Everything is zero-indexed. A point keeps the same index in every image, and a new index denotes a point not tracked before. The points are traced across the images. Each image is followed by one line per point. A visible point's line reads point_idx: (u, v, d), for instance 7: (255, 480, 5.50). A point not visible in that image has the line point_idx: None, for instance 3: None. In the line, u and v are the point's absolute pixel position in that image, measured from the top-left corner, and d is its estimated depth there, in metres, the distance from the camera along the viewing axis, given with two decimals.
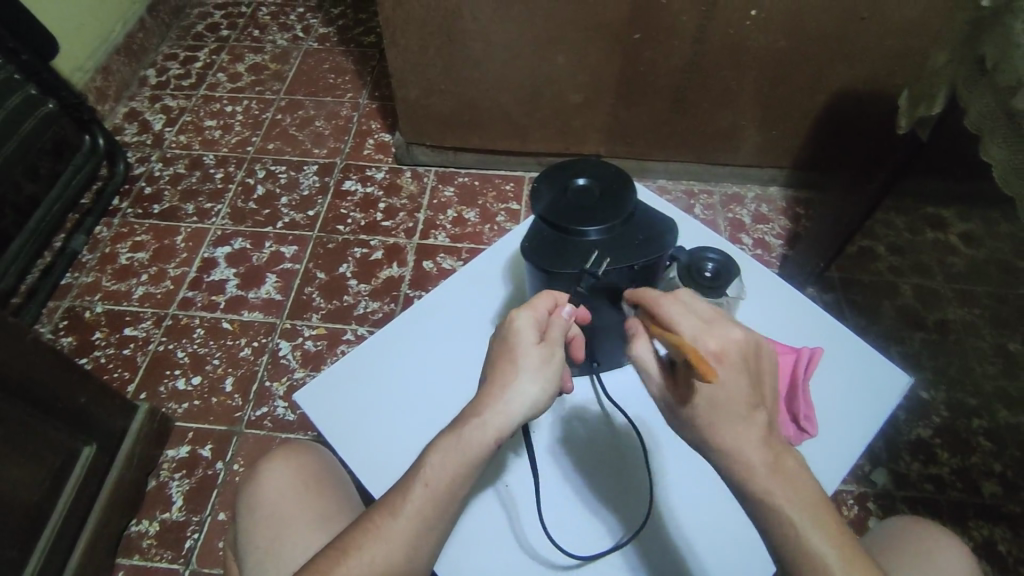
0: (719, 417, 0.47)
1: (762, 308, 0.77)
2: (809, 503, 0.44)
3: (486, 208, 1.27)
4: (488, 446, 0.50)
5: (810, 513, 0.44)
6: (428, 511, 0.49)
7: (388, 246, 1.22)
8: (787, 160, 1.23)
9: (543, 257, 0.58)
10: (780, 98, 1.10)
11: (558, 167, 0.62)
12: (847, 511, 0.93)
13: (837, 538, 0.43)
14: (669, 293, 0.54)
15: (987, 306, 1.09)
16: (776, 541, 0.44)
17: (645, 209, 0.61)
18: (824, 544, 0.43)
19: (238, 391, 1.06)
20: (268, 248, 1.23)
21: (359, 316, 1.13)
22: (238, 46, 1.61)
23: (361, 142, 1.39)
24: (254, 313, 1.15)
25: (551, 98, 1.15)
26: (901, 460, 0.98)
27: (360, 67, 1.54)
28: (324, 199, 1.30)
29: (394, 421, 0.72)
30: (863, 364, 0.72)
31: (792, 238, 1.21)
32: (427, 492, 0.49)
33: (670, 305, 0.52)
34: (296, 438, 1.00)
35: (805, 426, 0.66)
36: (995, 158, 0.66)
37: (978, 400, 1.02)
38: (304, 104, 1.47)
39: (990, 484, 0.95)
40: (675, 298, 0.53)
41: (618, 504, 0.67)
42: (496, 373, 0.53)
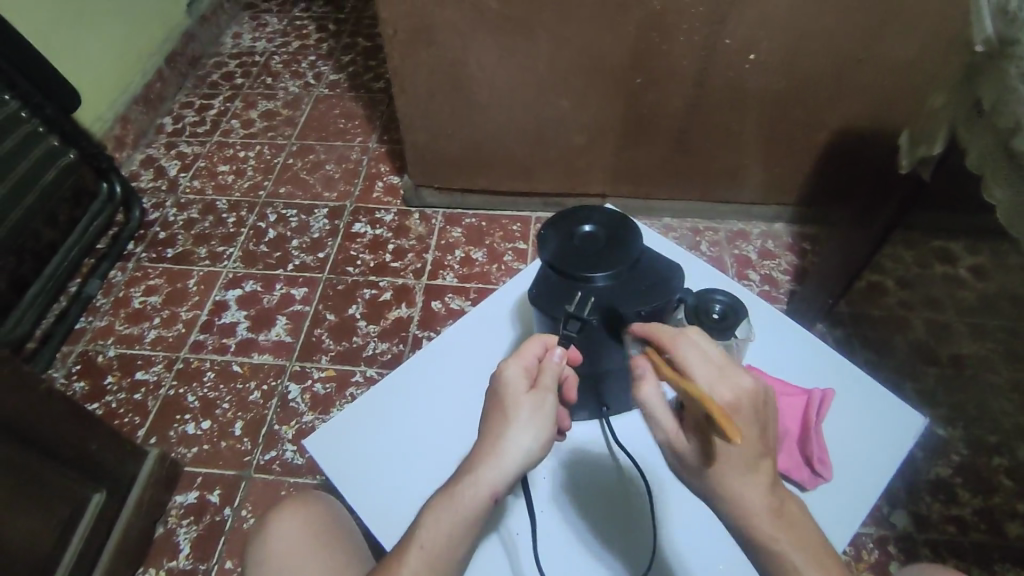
0: (728, 467, 0.46)
1: (773, 350, 0.76)
2: (814, 551, 0.45)
3: (493, 248, 1.28)
4: (483, 503, 0.51)
5: (816, 564, 0.44)
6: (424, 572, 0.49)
7: (397, 287, 1.24)
8: (791, 197, 1.24)
9: (549, 303, 0.58)
10: (781, 137, 1.12)
11: (565, 214, 0.63)
12: (867, 555, 0.91)
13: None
14: (684, 333, 0.51)
15: (1000, 341, 1.10)
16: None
17: (652, 255, 0.61)
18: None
19: (248, 435, 1.06)
20: (279, 291, 1.25)
21: (369, 357, 1.14)
22: (252, 93, 1.66)
23: (371, 185, 1.42)
24: (264, 356, 1.15)
25: (556, 141, 1.18)
26: (921, 501, 0.95)
27: (370, 111, 1.58)
28: (334, 241, 1.32)
29: (401, 468, 0.71)
30: (876, 403, 0.71)
31: (799, 273, 1.22)
32: (422, 555, 0.50)
33: (686, 350, 0.50)
34: (304, 483, 1.00)
35: (819, 469, 0.66)
36: (1000, 200, 0.66)
37: (997, 437, 1.01)
38: (315, 148, 1.51)
39: (1014, 525, 0.92)
40: (688, 341, 0.50)
41: (625, 549, 0.65)
42: (488, 426, 0.53)
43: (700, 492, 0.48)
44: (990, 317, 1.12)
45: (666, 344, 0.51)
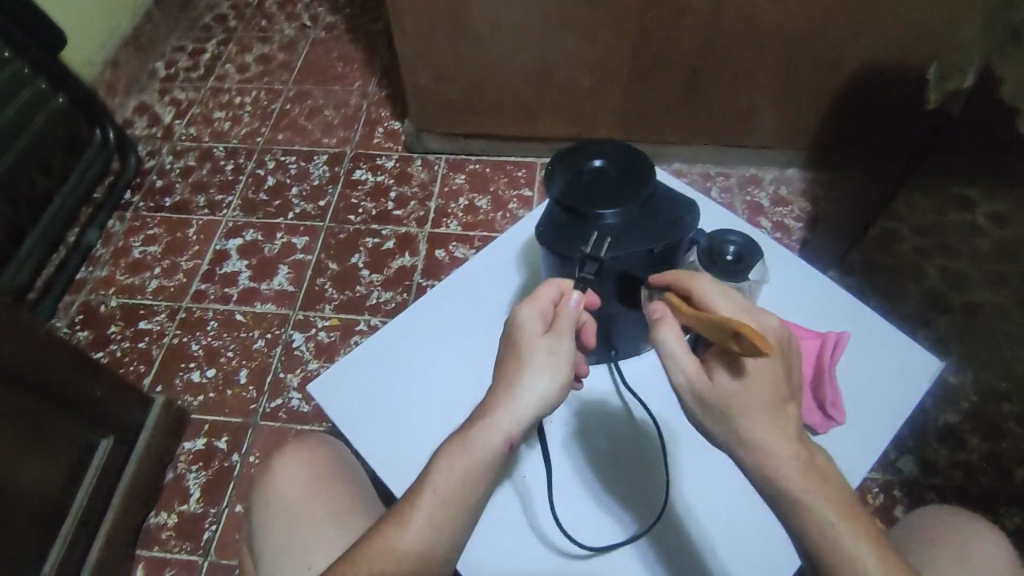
0: (753, 408, 0.43)
1: (786, 292, 0.74)
2: (845, 504, 0.41)
3: (498, 195, 1.25)
4: (499, 448, 0.48)
5: (848, 517, 0.41)
6: (436, 518, 0.46)
7: (400, 235, 1.21)
8: (807, 141, 1.19)
9: (558, 240, 0.56)
10: (799, 77, 1.06)
11: (574, 149, 0.60)
12: (873, 499, 0.91)
13: (877, 543, 0.40)
14: (701, 276, 0.51)
15: (1018, 288, 1.07)
16: (810, 542, 0.41)
17: (665, 191, 0.59)
18: (864, 548, 0.40)
19: (253, 383, 1.06)
20: (280, 239, 1.23)
21: (372, 306, 1.12)
22: (246, 36, 1.60)
23: (371, 132, 1.38)
24: (267, 305, 1.14)
25: (563, 82, 1.13)
26: (928, 447, 0.95)
27: (369, 54, 1.52)
28: (334, 189, 1.29)
29: (408, 412, 0.70)
30: (891, 346, 0.70)
31: (813, 220, 1.18)
32: (435, 500, 0.47)
33: (707, 289, 0.49)
34: (311, 430, 1.00)
35: (832, 413, 0.64)
36: None
37: (1009, 384, 0.99)
38: (313, 93, 1.46)
39: (1022, 471, 0.92)
40: (707, 283, 0.49)
41: (637, 494, 0.65)
42: (502, 372, 0.51)
43: (720, 440, 0.45)
44: (1009, 264, 1.09)
45: (684, 286, 0.51)
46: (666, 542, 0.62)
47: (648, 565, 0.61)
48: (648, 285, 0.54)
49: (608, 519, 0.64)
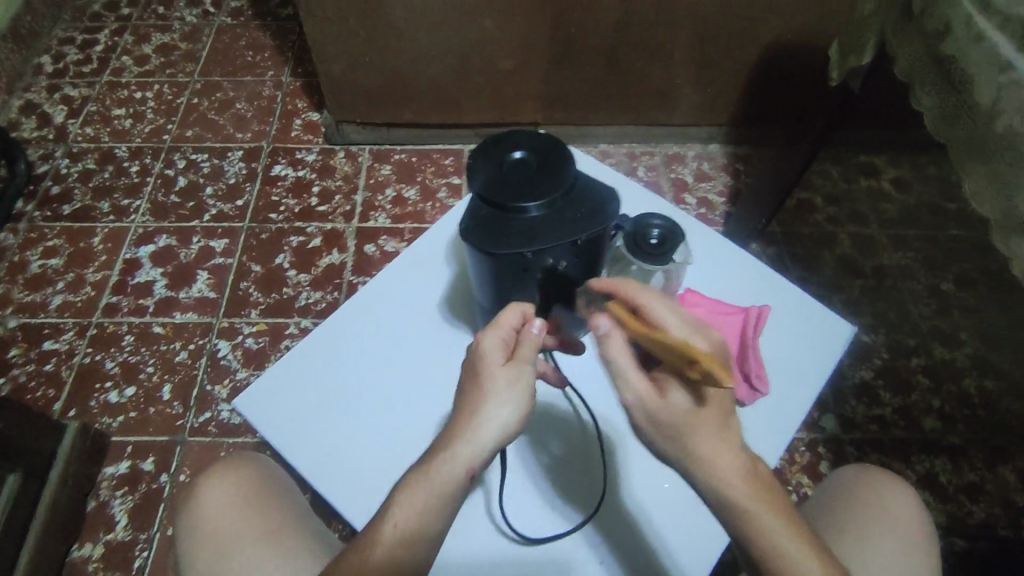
0: (699, 422, 0.43)
1: (709, 272, 0.76)
2: (792, 518, 0.41)
3: (426, 185, 1.22)
4: (462, 480, 0.44)
5: (794, 530, 0.40)
6: (397, 555, 0.43)
7: (326, 231, 1.17)
8: (724, 118, 1.22)
9: (483, 237, 0.54)
10: (713, 55, 1.09)
11: (492, 141, 0.57)
12: (800, 458, 0.97)
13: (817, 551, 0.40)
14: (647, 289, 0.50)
15: (918, 250, 1.15)
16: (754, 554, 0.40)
17: (586, 179, 0.57)
18: (807, 557, 0.40)
19: (177, 398, 1.00)
20: (196, 244, 1.16)
21: (302, 307, 1.08)
22: (143, 25, 1.48)
23: (287, 124, 1.31)
24: (187, 315, 1.08)
25: (483, 65, 1.11)
26: (847, 404, 1.01)
27: (280, 42, 1.44)
28: (253, 186, 1.23)
29: (344, 421, 0.68)
30: (807, 314, 0.73)
31: (735, 194, 1.22)
32: (394, 535, 0.43)
33: (654, 304, 0.48)
34: (243, 442, 0.95)
35: (756, 383, 0.67)
36: (927, 107, 0.64)
37: (915, 339, 1.07)
38: (222, 85, 1.37)
39: (929, 419, 0.99)
40: (652, 294, 0.48)
41: (583, 481, 0.66)
42: (463, 399, 0.48)
43: (667, 452, 0.44)
44: (910, 228, 1.17)
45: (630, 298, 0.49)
46: (611, 526, 0.63)
47: (594, 551, 0.62)
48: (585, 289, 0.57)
49: (558, 513, 0.64)
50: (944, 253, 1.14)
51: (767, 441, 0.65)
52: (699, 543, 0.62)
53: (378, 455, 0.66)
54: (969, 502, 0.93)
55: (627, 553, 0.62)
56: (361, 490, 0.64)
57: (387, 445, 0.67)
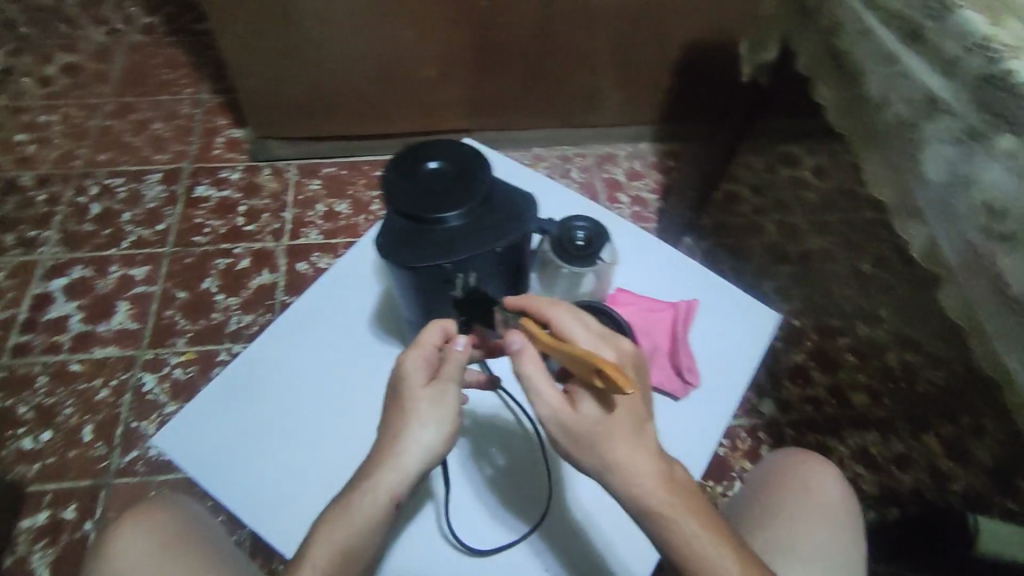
0: (615, 435, 0.43)
1: (638, 270, 0.77)
2: (708, 517, 0.42)
3: (357, 198, 1.19)
4: (384, 509, 0.47)
5: (711, 529, 0.42)
6: None
7: (254, 252, 1.13)
8: (650, 116, 1.25)
9: (402, 252, 0.53)
10: (633, 55, 1.11)
11: (406, 153, 0.56)
12: (741, 444, 0.99)
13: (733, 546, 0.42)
14: (556, 302, 0.50)
15: (840, 234, 1.20)
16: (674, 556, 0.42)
17: (504, 186, 0.57)
18: (723, 554, 0.41)
19: (101, 438, 0.94)
20: (114, 273, 1.10)
21: (232, 332, 1.04)
22: (45, 45, 1.40)
23: (208, 143, 1.26)
24: (108, 349, 1.02)
25: (406, 74, 1.09)
26: (782, 388, 1.04)
27: (196, 57, 1.39)
28: (174, 209, 1.17)
29: (275, 449, 0.66)
30: (735, 305, 0.74)
31: (665, 190, 1.25)
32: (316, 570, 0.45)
33: (562, 316, 0.48)
34: (176, 479, 0.91)
35: (688, 378, 0.68)
36: (828, 100, 0.67)
37: (841, 320, 1.11)
38: (136, 104, 1.31)
39: (859, 395, 1.04)
40: (563, 308, 0.48)
41: (530, 487, 0.65)
42: (386, 426, 0.49)
43: (588, 466, 0.44)
44: (831, 213, 1.22)
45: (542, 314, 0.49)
46: (557, 531, 0.62)
47: (540, 559, 0.61)
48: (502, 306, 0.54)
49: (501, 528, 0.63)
50: (863, 236, 1.20)
51: (702, 432, 0.66)
52: (641, 543, 0.61)
53: (311, 482, 0.64)
54: (899, 471, 0.98)
55: (573, 558, 0.61)
56: (292, 519, 0.62)
57: (317, 470, 0.64)
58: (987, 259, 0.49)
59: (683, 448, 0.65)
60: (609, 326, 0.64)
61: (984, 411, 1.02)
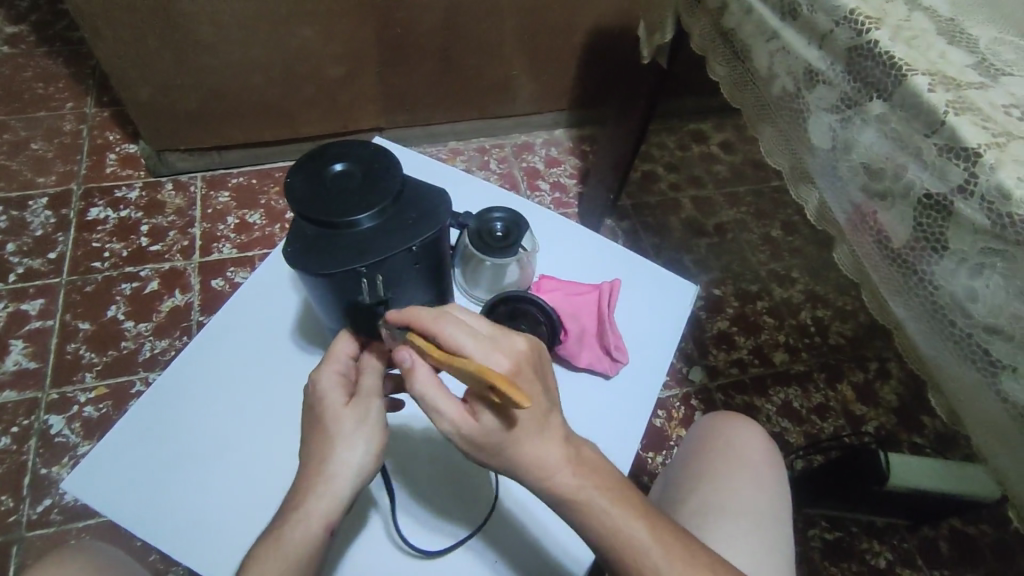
0: (518, 433, 0.42)
1: (561, 256, 0.78)
2: (619, 493, 0.44)
3: (271, 207, 1.15)
4: (319, 537, 0.46)
5: (621, 503, 0.43)
6: None
7: (163, 273, 1.06)
8: (563, 103, 1.27)
9: (312, 259, 0.51)
10: (541, 43, 1.11)
11: (310, 156, 0.55)
12: (676, 413, 1.03)
13: (647, 517, 0.43)
14: (443, 311, 0.45)
15: (749, 204, 1.27)
16: (590, 532, 0.43)
17: (415, 184, 0.56)
18: (638, 525, 0.43)
19: (6, 491, 0.86)
20: (4, 310, 1.01)
21: (146, 360, 0.98)
22: None
23: (99, 160, 1.17)
24: (5, 393, 0.94)
25: (310, 75, 1.05)
26: (709, 355, 1.09)
27: (77, 69, 1.28)
28: (66, 235, 1.09)
29: (196, 484, 0.62)
30: (654, 281, 0.77)
31: (583, 175, 1.27)
32: None
33: (450, 327, 0.43)
34: (98, 523, 0.85)
35: (617, 355, 0.69)
36: (721, 77, 0.70)
37: (757, 285, 1.17)
38: (10, 124, 1.20)
39: (778, 354, 1.10)
40: (451, 318, 0.44)
41: (469, 486, 0.64)
42: (311, 452, 0.48)
43: (499, 469, 0.44)
44: (739, 185, 1.29)
45: (427, 326, 0.45)
46: (497, 522, 0.61)
47: (479, 554, 0.60)
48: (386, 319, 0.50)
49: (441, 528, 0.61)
50: (771, 204, 1.27)
51: (633, 409, 0.68)
52: (578, 533, 0.60)
53: (240, 511, 0.61)
54: (820, 420, 1.04)
55: (512, 551, 0.60)
56: (225, 553, 0.59)
57: (246, 499, 0.61)
58: (871, 217, 0.53)
59: (615, 427, 0.67)
60: (537, 315, 0.65)
61: (889, 356, 1.10)
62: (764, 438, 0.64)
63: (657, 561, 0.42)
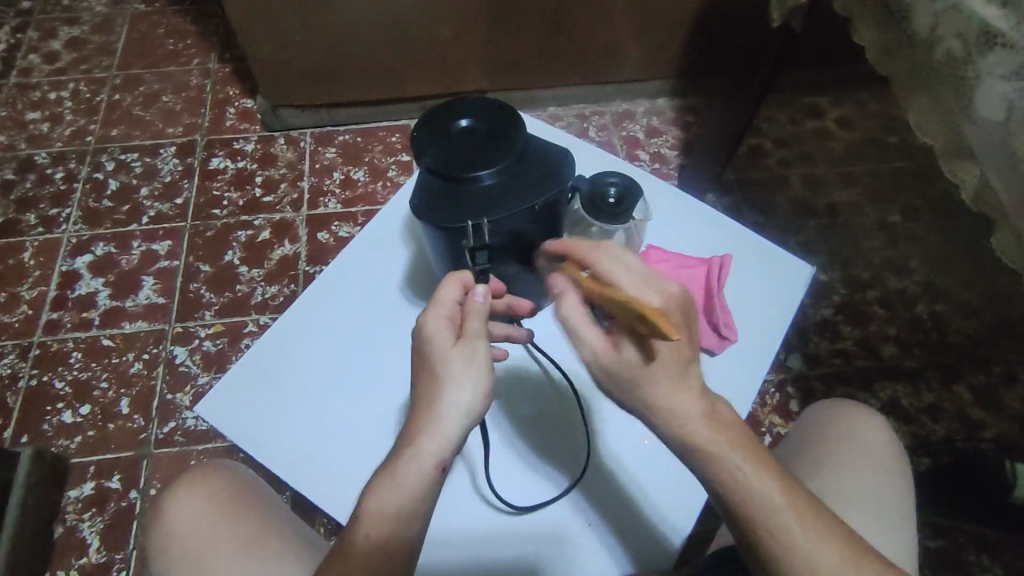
0: (656, 375, 0.43)
1: (670, 226, 0.76)
2: (755, 452, 0.42)
3: (374, 164, 1.18)
4: (431, 476, 0.44)
5: (757, 463, 0.42)
6: (379, 561, 0.43)
7: (274, 223, 1.12)
8: (670, 70, 1.21)
9: (439, 212, 0.52)
10: (655, 5, 1.07)
11: (436, 112, 0.55)
12: (771, 399, 0.99)
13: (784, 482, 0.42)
14: (598, 245, 0.49)
15: (867, 185, 1.18)
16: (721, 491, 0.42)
17: (537, 143, 0.56)
18: (772, 488, 0.41)
19: (138, 411, 0.96)
20: (137, 249, 1.10)
21: (258, 304, 1.04)
22: (48, 19, 1.37)
23: (221, 114, 1.24)
24: (137, 324, 1.03)
25: (421, 35, 1.06)
26: (811, 342, 1.04)
27: (202, 26, 1.36)
28: (191, 182, 1.17)
29: (309, 421, 0.66)
30: (767, 258, 0.74)
31: (686, 146, 1.22)
32: (370, 540, 0.43)
33: (606, 260, 0.47)
34: (214, 448, 0.92)
35: (726, 332, 0.67)
36: (869, 40, 0.65)
37: (870, 273, 1.09)
38: (144, 78, 1.29)
39: (888, 347, 1.03)
40: (605, 250, 0.47)
41: (567, 446, 0.66)
42: (419, 391, 0.47)
43: (630, 408, 0.44)
44: (857, 164, 1.20)
45: (584, 257, 0.49)
46: (595, 484, 0.63)
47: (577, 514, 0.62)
48: (542, 249, 0.54)
49: (540, 482, 0.64)
50: (890, 186, 1.17)
51: (735, 388, 0.66)
52: (675, 501, 0.62)
53: (350, 449, 0.65)
54: (930, 421, 0.97)
55: (610, 512, 0.62)
56: (337, 484, 0.63)
57: (357, 438, 0.65)
58: None
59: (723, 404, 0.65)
60: None
61: (1015, 358, 1.01)
62: (880, 426, 0.61)
63: (790, 524, 0.41)
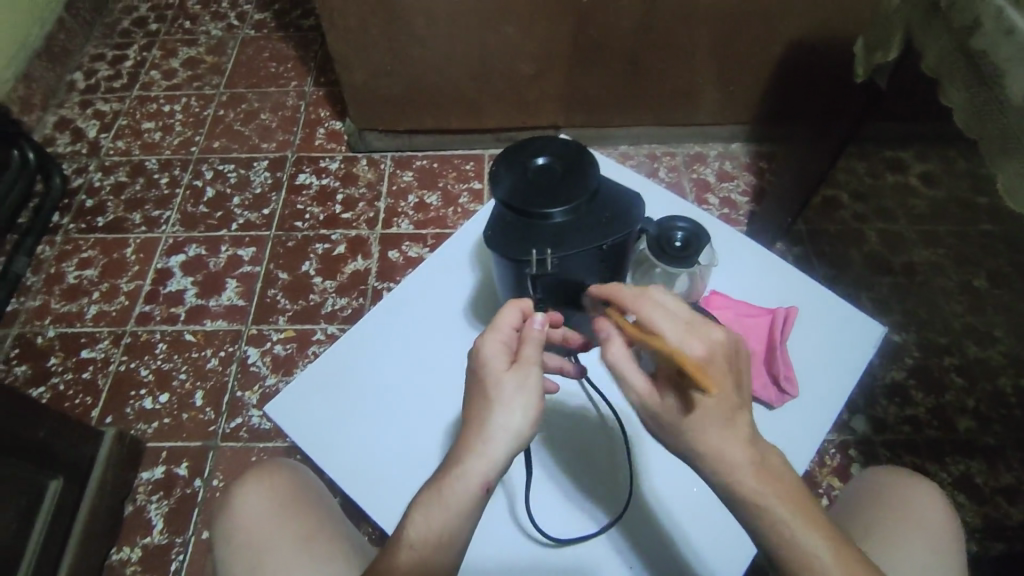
0: (704, 422, 0.42)
1: (736, 274, 0.76)
2: (805, 509, 0.41)
3: (448, 191, 1.23)
4: (476, 495, 0.45)
5: (806, 517, 0.41)
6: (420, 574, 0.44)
7: (350, 238, 1.18)
8: (747, 116, 1.21)
9: (509, 245, 0.54)
10: (737, 53, 1.08)
11: (515, 148, 0.58)
12: (830, 460, 0.95)
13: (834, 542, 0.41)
14: (644, 291, 0.48)
15: (950, 246, 1.13)
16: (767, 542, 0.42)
17: (609, 185, 0.58)
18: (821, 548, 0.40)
19: (209, 404, 1.02)
20: (225, 253, 1.18)
21: (328, 314, 1.10)
22: (170, 40, 1.52)
23: (311, 133, 1.33)
24: (217, 322, 1.10)
25: (504, 71, 1.11)
26: (878, 405, 0.99)
27: (303, 52, 1.47)
28: (278, 195, 1.25)
29: (365, 432, 0.69)
30: (836, 313, 0.72)
31: (757, 193, 1.21)
32: (412, 554, 0.44)
33: (647, 307, 0.46)
34: (273, 447, 0.97)
35: (786, 386, 0.66)
36: (959, 103, 0.63)
37: (948, 338, 1.04)
38: (247, 96, 1.40)
39: (964, 419, 0.97)
40: (651, 299, 0.47)
41: (610, 483, 0.66)
42: (471, 412, 0.48)
43: (675, 449, 0.44)
44: (939, 224, 1.15)
45: (626, 303, 0.48)
46: (636, 525, 0.63)
47: (616, 553, 0.62)
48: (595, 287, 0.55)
49: (581, 517, 0.64)
50: (976, 249, 1.12)
51: (792, 444, 0.64)
52: (718, 551, 0.61)
53: (402, 463, 0.67)
54: (1007, 503, 0.91)
55: (650, 556, 0.62)
56: (385, 495, 0.65)
57: (409, 452, 0.68)
58: None
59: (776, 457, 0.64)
60: None
61: None
62: (935, 496, 0.58)
63: None
